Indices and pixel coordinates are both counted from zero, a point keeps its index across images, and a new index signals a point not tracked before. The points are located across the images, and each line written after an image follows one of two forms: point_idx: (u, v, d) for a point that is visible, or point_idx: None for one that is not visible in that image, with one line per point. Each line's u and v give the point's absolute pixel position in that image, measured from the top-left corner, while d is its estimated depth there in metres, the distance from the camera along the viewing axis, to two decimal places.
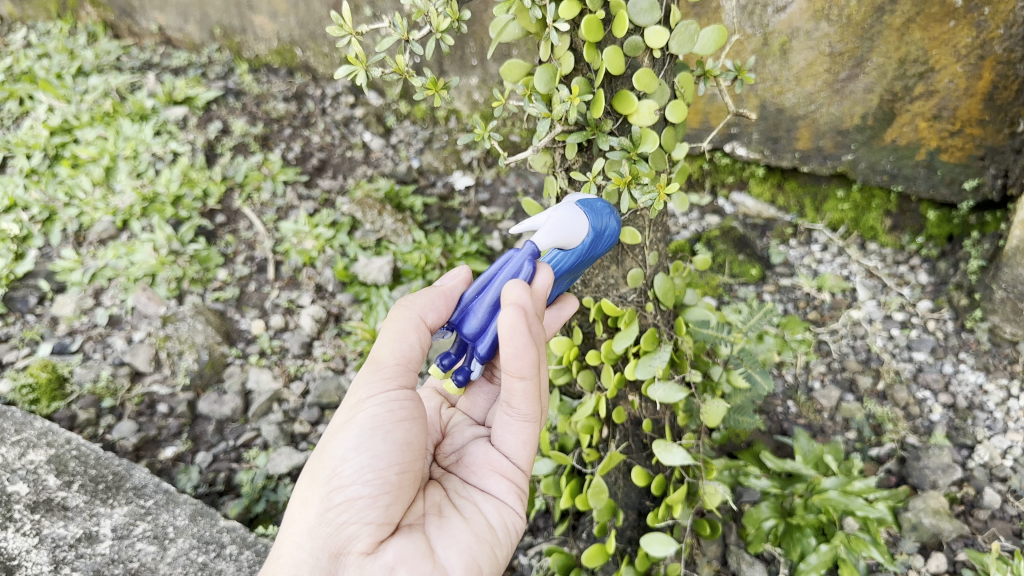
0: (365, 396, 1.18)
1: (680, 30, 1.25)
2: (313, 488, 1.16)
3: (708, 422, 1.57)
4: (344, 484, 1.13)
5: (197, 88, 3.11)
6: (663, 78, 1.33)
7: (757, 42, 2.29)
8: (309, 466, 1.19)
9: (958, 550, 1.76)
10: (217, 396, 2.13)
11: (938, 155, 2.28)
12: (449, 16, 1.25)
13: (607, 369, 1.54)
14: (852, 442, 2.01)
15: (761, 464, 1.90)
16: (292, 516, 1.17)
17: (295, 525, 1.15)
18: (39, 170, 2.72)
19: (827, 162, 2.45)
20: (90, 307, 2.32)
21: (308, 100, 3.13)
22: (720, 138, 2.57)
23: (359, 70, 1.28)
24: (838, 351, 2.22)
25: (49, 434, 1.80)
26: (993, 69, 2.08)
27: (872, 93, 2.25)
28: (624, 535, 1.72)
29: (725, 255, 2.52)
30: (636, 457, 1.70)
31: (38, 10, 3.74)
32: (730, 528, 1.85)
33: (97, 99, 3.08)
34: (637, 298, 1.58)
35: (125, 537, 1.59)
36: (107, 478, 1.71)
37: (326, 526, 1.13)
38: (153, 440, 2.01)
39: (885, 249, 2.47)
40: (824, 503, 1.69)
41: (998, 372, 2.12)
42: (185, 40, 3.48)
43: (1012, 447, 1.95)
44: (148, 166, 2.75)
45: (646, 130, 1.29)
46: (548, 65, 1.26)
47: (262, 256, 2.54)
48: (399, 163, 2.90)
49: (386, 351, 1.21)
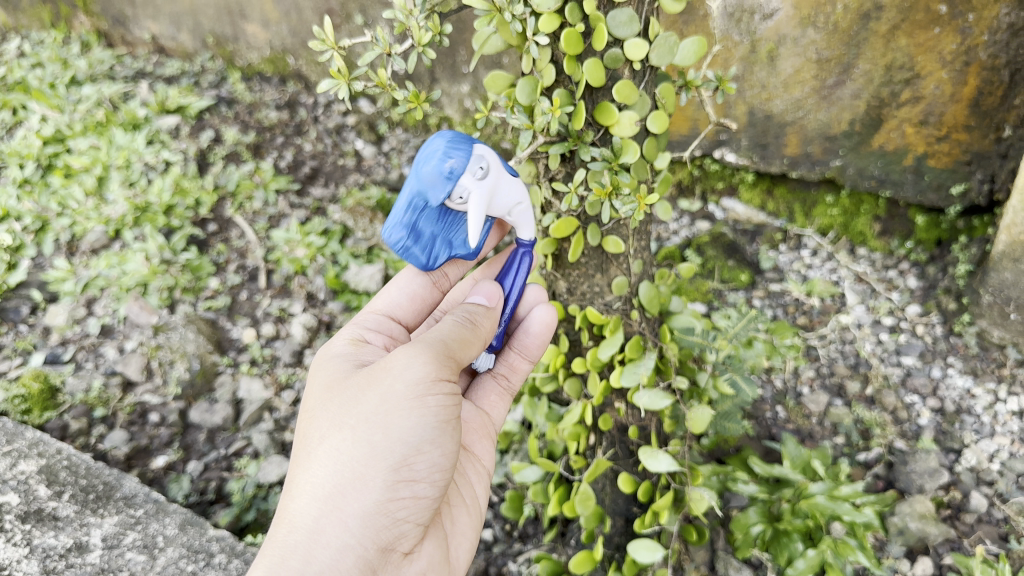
0: (436, 383, 1.22)
1: (659, 42, 1.27)
2: (377, 471, 1.19)
3: (693, 428, 1.57)
4: (414, 480, 1.22)
5: (190, 97, 3.12)
6: (645, 89, 1.34)
7: (744, 49, 2.30)
8: (364, 439, 1.20)
9: (945, 553, 1.77)
10: (209, 404, 2.14)
11: (926, 160, 2.29)
12: (431, 30, 1.26)
13: (592, 376, 1.55)
14: (841, 447, 2.02)
15: (749, 470, 1.91)
16: (337, 492, 1.18)
17: (348, 504, 1.18)
18: (31, 179, 2.73)
19: (815, 168, 2.46)
20: (82, 316, 2.33)
21: (301, 108, 3.15)
22: (709, 144, 2.58)
23: (342, 84, 1.30)
24: (826, 356, 2.23)
25: (41, 444, 1.83)
26: (978, 75, 2.09)
27: (859, 99, 2.26)
28: (612, 542, 1.73)
29: (714, 260, 2.52)
30: (622, 463, 1.72)
31: (33, 19, 3.77)
32: (718, 533, 1.86)
33: (90, 109, 3.09)
34: (622, 307, 1.59)
35: (115, 547, 1.59)
36: (97, 488, 1.74)
37: (383, 515, 1.20)
38: (145, 449, 2.02)
39: (874, 253, 2.48)
40: (811, 508, 1.70)
41: (986, 376, 2.13)
42: (178, 49, 3.49)
43: (999, 451, 1.97)
44: (141, 175, 2.76)
45: (627, 141, 1.30)
46: (529, 77, 1.28)
47: (254, 264, 2.55)
48: (391, 171, 2.91)
49: (454, 345, 1.27)
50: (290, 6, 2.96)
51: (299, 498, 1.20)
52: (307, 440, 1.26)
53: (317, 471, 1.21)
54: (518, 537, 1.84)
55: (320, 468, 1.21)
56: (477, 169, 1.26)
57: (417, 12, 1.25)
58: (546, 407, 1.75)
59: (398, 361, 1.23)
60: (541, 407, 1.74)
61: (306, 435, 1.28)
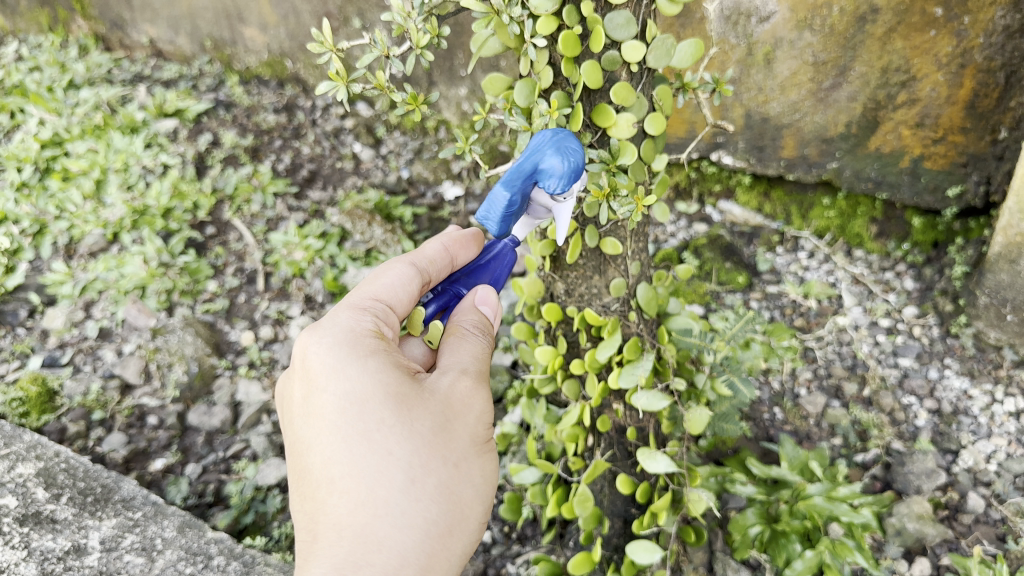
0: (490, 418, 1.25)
1: (656, 44, 1.27)
2: (470, 513, 1.19)
3: (691, 430, 1.58)
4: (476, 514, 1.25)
5: (187, 100, 3.12)
6: (642, 91, 1.34)
7: (741, 52, 2.31)
8: (461, 475, 1.17)
9: (942, 554, 1.77)
10: (207, 407, 2.14)
11: (922, 162, 2.30)
12: (428, 33, 1.26)
13: (591, 377, 1.55)
14: (838, 448, 2.03)
15: (746, 471, 1.92)
16: (443, 528, 1.14)
17: (452, 542, 1.15)
18: (29, 183, 2.73)
19: (812, 170, 2.47)
20: (80, 319, 2.34)
21: (298, 111, 3.15)
22: (706, 147, 2.59)
23: (340, 86, 1.30)
24: (823, 357, 2.24)
25: (38, 447, 1.83)
26: (974, 78, 2.09)
27: (855, 101, 2.27)
28: (610, 543, 1.75)
29: (711, 262, 2.52)
30: (620, 465, 1.72)
31: (30, 23, 3.78)
32: (716, 534, 1.86)
33: (87, 112, 3.09)
34: (620, 308, 1.59)
35: (113, 549, 1.59)
36: (95, 491, 1.74)
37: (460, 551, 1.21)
38: (143, 452, 2.02)
39: (870, 255, 2.49)
40: (809, 509, 1.70)
41: (982, 377, 2.14)
42: (176, 52, 3.49)
43: (996, 452, 1.97)
44: (139, 178, 2.76)
45: (624, 143, 1.31)
46: (527, 79, 1.28)
47: (252, 267, 2.55)
48: (389, 174, 2.91)
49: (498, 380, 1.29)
50: (288, 9, 2.96)
51: (408, 531, 1.09)
52: (387, 457, 1.10)
53: (422, 502, 1.11)
54: (517, 539, 1.84)
55: (427, 500, 1.11)
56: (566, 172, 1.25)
57: (414, 14, 1.25)
58: (544, 408, 1.74)
59: (478, 401, 1.22)
60: (539, 408, 1.74)
61: (372, 449, 1.10)
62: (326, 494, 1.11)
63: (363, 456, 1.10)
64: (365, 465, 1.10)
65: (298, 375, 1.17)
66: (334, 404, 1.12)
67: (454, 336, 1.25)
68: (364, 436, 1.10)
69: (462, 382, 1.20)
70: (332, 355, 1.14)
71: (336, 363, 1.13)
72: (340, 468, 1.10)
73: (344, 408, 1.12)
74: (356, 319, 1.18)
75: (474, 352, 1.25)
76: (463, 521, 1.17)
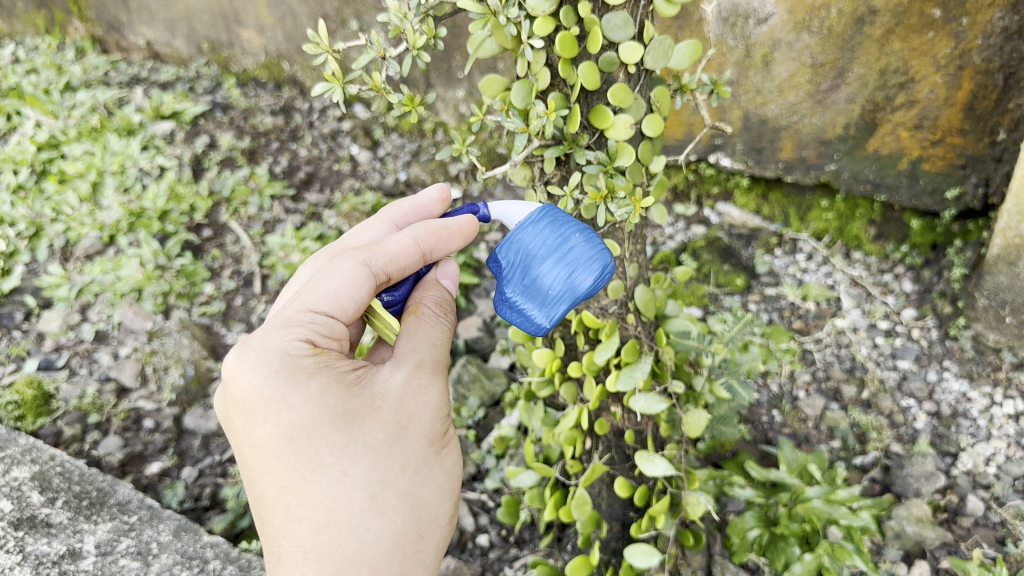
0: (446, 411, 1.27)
1: (654, 45, 1.26)
2: (432, 509, 1.21)
3: (690, 433, 1.57)
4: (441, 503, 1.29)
5: (184, 103, 3.11)
6: (640, 92, 1.33)
7: (739, 54, 2.31)
8: (415, 479, 1.19)
9: (942, 557, 1.76)
10: (203, 410, 2.13)
11: (921, 164, 2.30)
12: (425, 34, 1.26)
13: (589, 380, 1.54)
14: (837, 451, 2.02)
15: (745, 474, 1.91)
16: (414, 532, 1.17)
17: (423, 541, 1.18)
18: (25, 186, 2.72)
19: (810, 173, 2.47)
20: (76, 322, 2.33)
21: (296, 113, 3.14)
22: (704, 149, 2.58)
23: (336, 87, 1.29)
24: (822, 360, 2.23)
25: (34, 451, 1.82)
26: (972, 80, 2.09)
27: (854, 103, 2.27)
28: (609, 547, 1.72)
29: (709, 265, 2.51)
30: (619, 468, 1.70)
31: (28, 26, 3.77)
32: (715, 537, 1.85)
33: (84, 114, 3.08)
34: (619, 311, 1.56)
35: (109, 553, 1.58)
36: (90, 495, 1.73)
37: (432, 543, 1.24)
38: (139, 456, 2.01)
39: (869, 257, 2.48)
40: (807, 512, 1.71)
41: (981, 380, 2.13)
42: (173, 55, 3.48)
43: (995, 454, 1.97)
44: (135, 180, 2.75)
45: (622, 144, 1.31)
46: (525, 81, 1.28)
47: (249, 270, 2.55)
48: (386, 176, 2.90)
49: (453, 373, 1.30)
50: (286, 11, 2.96)
51: (376, 545, 1.12)
52: (343, 478, 1.12)
53: (384, 514, 1.14)
54: (515, 543, 1.83)
55: (389, 511, 1.14)
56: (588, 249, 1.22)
57: (411, 16, 1.25)
58: (542, 411, 1.73)
59: (432, 397, 1.23)
60: (537, 411, 1.73)
61: (324, 472, 1.12)
62: (287, 523, 1.12)
63: (319, 481, 1.12)
64: (324, 490, 1.11)
65: (235, 404, 1.16)
66: (279, 435, 1.12)
67: (413, 318, 1.27)
68: (317, 461, 1.12)
69: (413, 380, 1.21)
70: (268, 386, 1.13)
71: (274, 392, 1.12)
72: (298, 497, 1.12)
73: (288, 438, 1.11)
74: (289, 340, 1.15)
75: (424, 341, 1.25)
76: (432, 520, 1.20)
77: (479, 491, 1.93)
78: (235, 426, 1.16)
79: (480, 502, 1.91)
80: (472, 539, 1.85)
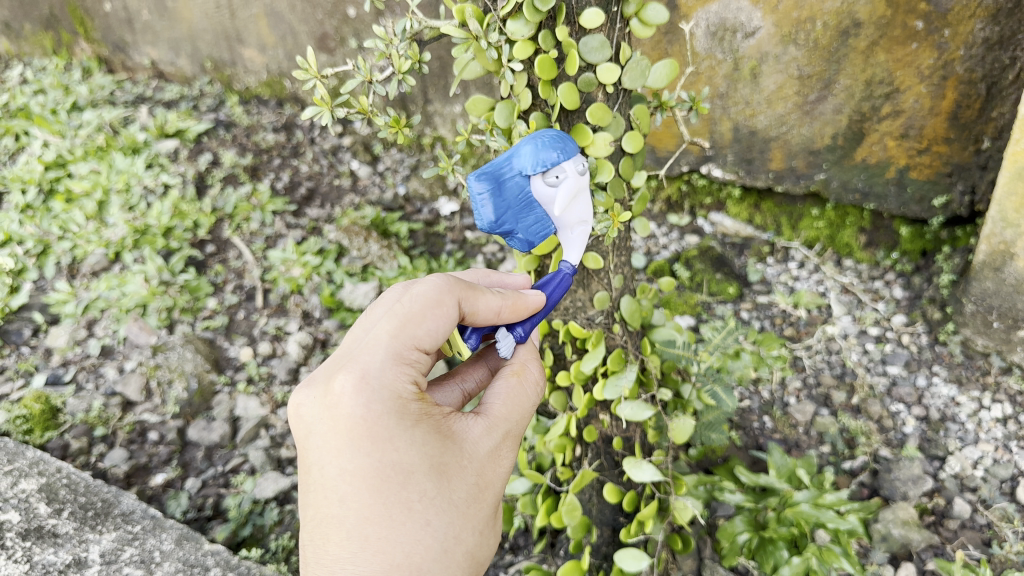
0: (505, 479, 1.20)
1: (632, 66, 1.31)
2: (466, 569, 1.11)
3: (675, 438, 1.61)
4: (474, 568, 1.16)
5: (188, 121, 3.18)
6: (618, 110, 1.38)
7: (727, 67, 2.36)
8: (465, 535, 1.09)
9: (928, 559, 1.79)
10: (206, 423, 2.19)
11: (907, 172, 2.33)
12: (410, 59, 1.31)
13: (577, 389, 1.58)
14: (826, 456, 2.06)
15: (735, 479, 1.95)
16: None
17: None
18: (33, 205, 2.79)
19: (800, 182, 2.51)
20: (83, 338, 2.39)
21: (297, 130, 3.20)
22: (697, 160, 2.64)
23: (325, 111, 1.35)
24: (812, 366, 2.27)
25: (41, 463, 1.88)
26: (956, 89, 2.12)
27: (841, 113, 2.31)
28: (600, 551, 1.77)
29: (702, 274, 2.55)
30: (608, 474, 1.74)
31: (35, 47, 3.88)
32: (705, 542, 1.89)
33: (90, 133, 3.15)
34: (604, 320, 1.60)
35: (113, 562, 1.63)
36: (96, 506, 1.77)
37: None
38: (144, 467, 2.07)
39: (860, 265, 2.52)
40: (796, 516, 1.74)
41: (970, 384, 2.16)
42: (177, 74, 3.56)
43: (983, 458, 1.99)
44: (141, 199, 2.81)
45: (602, 161, 1.34)
46: (507, 101, 1.33)
47: (251, 284, 2.60)
48: (385, 190, 2.96)
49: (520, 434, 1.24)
50: (287, 30, 3.03)
51: None
52: (425, 528, 1.04)
53: (421, 569, 1.04)
54: (510, 548, 1.87)
55: (425, 570, 1.04)
56: (579, 165, 1.21)
57: (396, 40, 1.30)
58: (535, 419, 1.80)
59: (504, 466, 1.18)
60: (530, 419, 1.79)
61: (384, 507, 1.03)
62: (325, 540, 1.04)
63: (403, 526, 1.03)
64: (400, 534, 1.03)
65: (335, 437, 1.05)
66: (356, 467, 1.03)
67: (514, 381, 1.22)
68: (383, 498, 1.03)
69: (493, 439, 1.15)
70: (378, 421, 1.04)
71: (383, 431, 1.04)
72: (335, 512, 1.04)
73: (383, 476, 1.03)
74: (399, 377, 1.08)
75: (517, 412, 1.20)
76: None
77: None
78: (312, 459, 1.07)
79: None
80: None
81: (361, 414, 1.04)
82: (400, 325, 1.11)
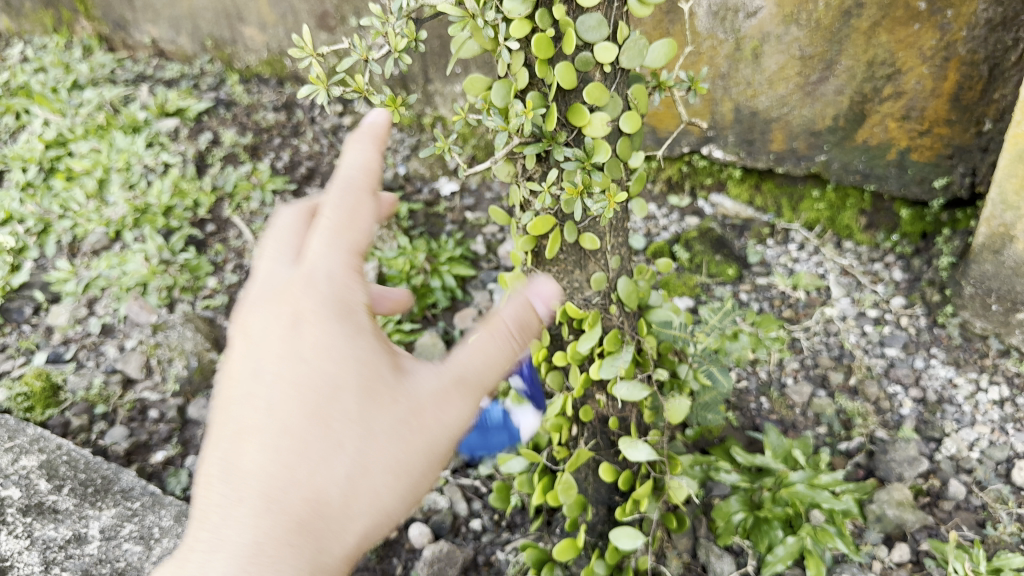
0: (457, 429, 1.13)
1: (630, 46, 1.31)
2: (378, 506, 1.07)
3: (672, 418, 1.61)
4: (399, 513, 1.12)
5: (188, 100, 3.16)
6: (617, 90, 1.37)
7: (729, 47, 2.34)
8: (379, 468, 1.06)
9: (921, 540, 1.80)
10: (206, 401, 2.21)
11: (908, 154, 2.33)
12: (407, 37, 1.30)
13: (574, 369, 1.58)
14: (822, 437, 2.06)
15: (731, 459, 1.96)
16: (332, 527, 1.04)
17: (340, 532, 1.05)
18: (34, 183, 2.79)
19: (801, 163, 2.50)
20: (84, 316, 2.40)
21: (297, 109, 3.18)
22: (697, 141, 2.62)
23: (321, 90, 1.35)
24: (810, 348, 2.28)
25: (42, 440, 1.88)
26: (958, 71, 2.11)
27: (842, 94, 2.30)
28: (596, 530, 1.80)
29: (702, 255, 2.55)
30: (604, 453, 1.74)
31: (35, 24, 3.86)
32: (700, 521, 1.89)
33: (91, 112, 3.14)
34: (601, 301, 1.59)
35: (112, 538, 1.65)
36: (96, 482, 1.78)
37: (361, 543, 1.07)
38: (145, 445, 2.09)
39: (860, 247, 2.52)
40: (791, 496, 1.79)
41: (968, 366, 2.16)
42: (177, 52, 3.54)
43: (979, 439, 2.00)
44: (141, 177, 2.81)
45: (598, 141, 1.35)
46: (504, 81, 1.33)
47: (251, 264, 2.61)
48: (386, 170, 2.96)
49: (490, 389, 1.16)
50: (287, 9, 3.02)
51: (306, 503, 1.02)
52: (329, 444, 1.04)
53: (317, 484, 1.03)
54: (506, 527, 1.90)
55: (324, 490, 1.03)
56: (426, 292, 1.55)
57: (393, 19, 1.30)
58: (532, 398, 1.80)
59: (454, 414, 1.11)
60: (527, 398, 1.80)
61: (292, 417, 1.04)
62: (238, 440, 1.07)
63: (309, 436, 1.04)
64: (307, 444, 1.03)
65: (272, 335, 1.10)
66: (280, 372, 1.07)
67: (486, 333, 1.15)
68: (302, 409, 1.04)
69: (440, 380, 1.12)
70: (310, 323, 1.08)
71: (312, 334, 1.07)
72: (257, 420, 1.06)
73: (300, 382, 1.05)
74: (343, 287, 1.12)
75: (484, 364, 1.14)
76: (353, 532, 1.06)
77: (473, 476, 2.00)
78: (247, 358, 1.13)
79: (473, 489, 1.98)
80: (465, 523, 1.92)
81: (300, 314, 1.09)
82: (335, 234, 1.14)
